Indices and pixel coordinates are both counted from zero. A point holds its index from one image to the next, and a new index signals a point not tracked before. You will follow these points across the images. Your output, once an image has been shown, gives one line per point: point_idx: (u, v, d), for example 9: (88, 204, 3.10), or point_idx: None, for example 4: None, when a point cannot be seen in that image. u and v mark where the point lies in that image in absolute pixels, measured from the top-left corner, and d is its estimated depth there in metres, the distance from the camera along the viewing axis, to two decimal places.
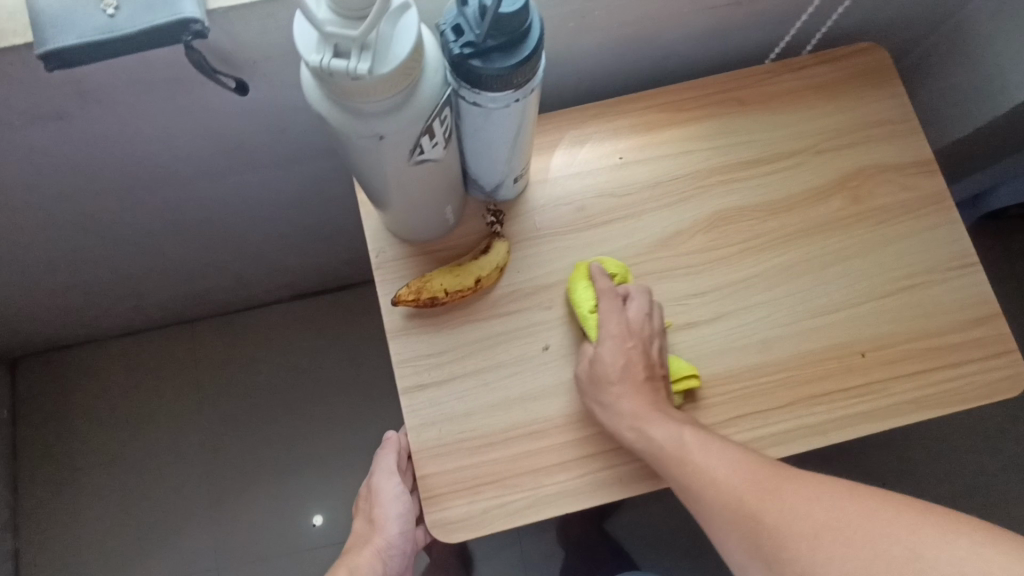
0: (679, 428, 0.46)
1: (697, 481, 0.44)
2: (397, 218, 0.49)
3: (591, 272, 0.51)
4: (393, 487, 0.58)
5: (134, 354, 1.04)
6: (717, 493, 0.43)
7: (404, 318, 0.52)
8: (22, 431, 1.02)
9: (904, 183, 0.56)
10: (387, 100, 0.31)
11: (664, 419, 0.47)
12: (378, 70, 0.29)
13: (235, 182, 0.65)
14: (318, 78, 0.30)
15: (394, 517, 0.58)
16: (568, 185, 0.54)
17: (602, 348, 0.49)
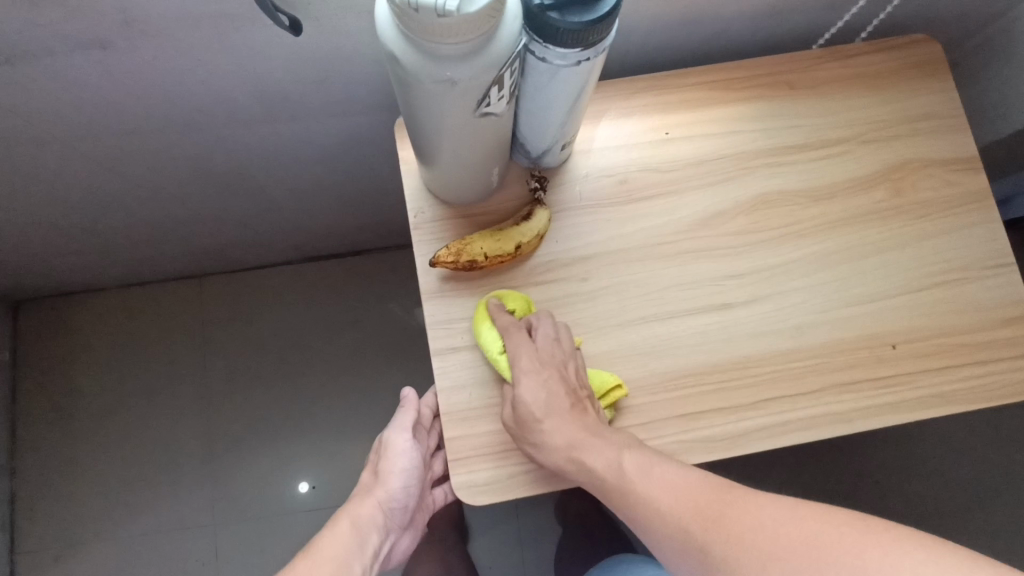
0: (616, 454, 0.44)
1: (641, 508, 0.41)
2: (442, 177, 0.49)
3: (492, 311, 0.49)
4: (406, 441, 0.58)
5: (142, 305, 1.03)
6: (665, 525, 0.40)
7: (440, 280, 0.51)
8: (25, 375, 1.01)
9: (948, 179, 0.56)
10: (467, 44, 0.30)
11: (601, 446, 0.45)
12: (466, 9, 0.28)
13: (266, 132, 0.63)
14: (401, 13, 0.29)
15: (397, 471, 0.58)
16: (612, 157, 0.54)
17: (522, 380, 0.47)
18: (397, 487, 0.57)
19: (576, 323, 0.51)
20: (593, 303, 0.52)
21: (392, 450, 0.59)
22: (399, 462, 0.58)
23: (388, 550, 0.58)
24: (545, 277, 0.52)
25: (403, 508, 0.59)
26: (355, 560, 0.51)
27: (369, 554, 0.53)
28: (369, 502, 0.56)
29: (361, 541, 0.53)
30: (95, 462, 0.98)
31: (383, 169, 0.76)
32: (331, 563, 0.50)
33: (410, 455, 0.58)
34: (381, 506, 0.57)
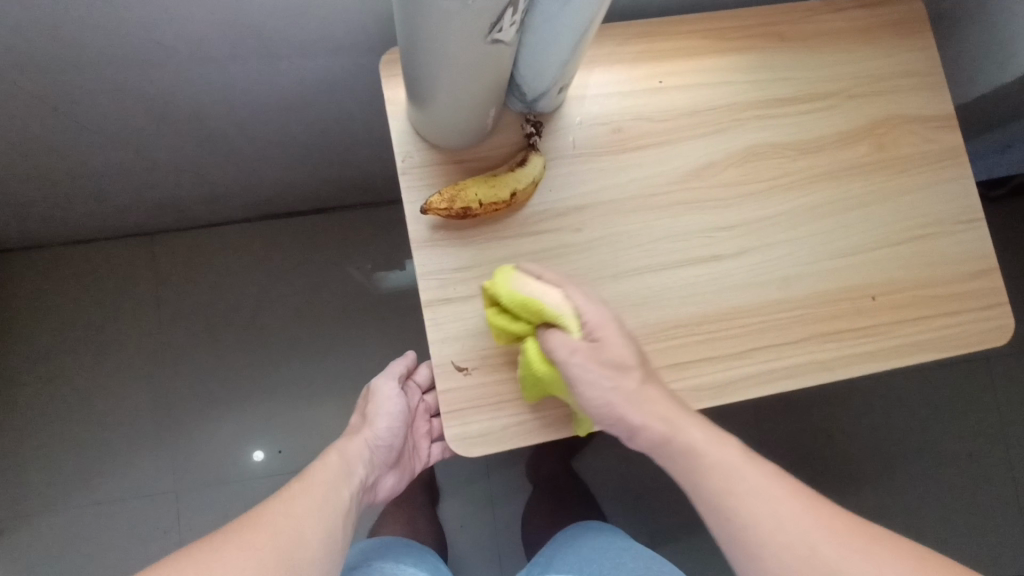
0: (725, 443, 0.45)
1: (749, 500, 0.42)
2: (434, 119, 0.46)
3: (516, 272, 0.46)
4: (393, 387, 0.58)
5: (88, 264, 0.96)
6: (771, 521, 0.41)
7: (431, 229, 0.49)
8: None
9: (926, 135, 0.57)
10: None
11: (698, 425, 0.46)
12: None
13: (234, 73, 0.59)
14: None
15: (383, 411, 0.57)
16: (607, 103, 0.53)
17: (591, 321, 0.45)
18: (383, 427, 0.56)
19: (571, 274, 0.50)
20: (588, 253, 0.51)
21: (380, 396, 0.58)
22: (387, 405, 0.57)
23: (372, 492, 0.56)
24: (540, 226, 0.50)
25: (389, 449, 0.57)
26: (343, 486, 0.50)
27: (356, 485, 0.51)
28: (354, 441, 0.55)
29: (348, 471, 0.51)
30: (42, 432, 0.92)
31: (358, 117, 0.72)
32: (320, 486, 0.48)
33: (398, 399, 0.57)
34: (367, 445, 0.55)
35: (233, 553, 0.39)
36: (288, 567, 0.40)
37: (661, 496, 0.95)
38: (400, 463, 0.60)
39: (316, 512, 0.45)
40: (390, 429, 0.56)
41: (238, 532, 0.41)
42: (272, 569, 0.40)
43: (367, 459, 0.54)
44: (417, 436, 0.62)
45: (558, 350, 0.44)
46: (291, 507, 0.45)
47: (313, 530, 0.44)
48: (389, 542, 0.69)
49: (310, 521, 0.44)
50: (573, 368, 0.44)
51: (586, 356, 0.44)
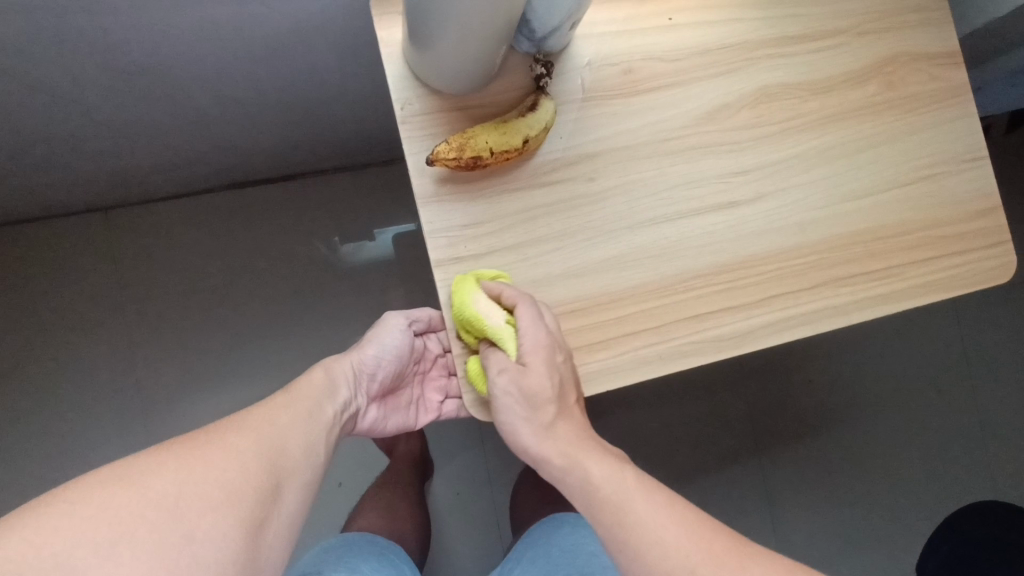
0: (616, 469, 0.42)
1: (640, 551, 0.38)
2: (438, 60, 0.42)
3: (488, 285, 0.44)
4: (400, 322, 0.53)
5: (36, 244, 0.88)
6: (665, 562, 0.37)
7: (436, 183, 0.45)
8: None
9: (933, 73, 0.56)
10: None
11: (598, 454, 0.43)
12: None
13: (200, 21, 0.52)
14: None
15: (381, 341, 0.52)
16: (615, 43, 0.49)
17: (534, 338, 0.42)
18: (375, 355, 0.52)
19: (587, 227, 0.48)
20: (605, 204, 0.48)
21: (386, 323, 0.53)
22: (386, 335, 0.52)
23: (354, 423, 0.51)
24: (552, 177, 0.47)
25: (377, 381, 0.52)
26: (326, 403, 0.46)
27: (339, 406, 0.47)
28: (345, 360, 0.50)
29: (333, 390, 0.47)
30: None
31: (335, 69, 0.66)
32: (305, 400, 0.44)
33: (401, 334, 0.53)
34: (354, 367, 0.50)
35: (215, 452, 0.36)
36: (269, 476, 0.37)
37: (655, 454, 0.95)
38: (386, 401, 0.55)
39: (297, 424, 0.42)
40: (384, 359, 0.52)
41: (218, 433, 0.38)
42: (255, 476, 0.36)
43: (353, 383, 0.50)
44: (419, 382, 0.57)
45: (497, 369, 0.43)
46: (273, 415, 0.41)
47: (294, 443, 0.41)
48: (351, 538, 0.65)
49: (294, 434, 0.41)
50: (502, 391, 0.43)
51: (509, 386, 0.43)
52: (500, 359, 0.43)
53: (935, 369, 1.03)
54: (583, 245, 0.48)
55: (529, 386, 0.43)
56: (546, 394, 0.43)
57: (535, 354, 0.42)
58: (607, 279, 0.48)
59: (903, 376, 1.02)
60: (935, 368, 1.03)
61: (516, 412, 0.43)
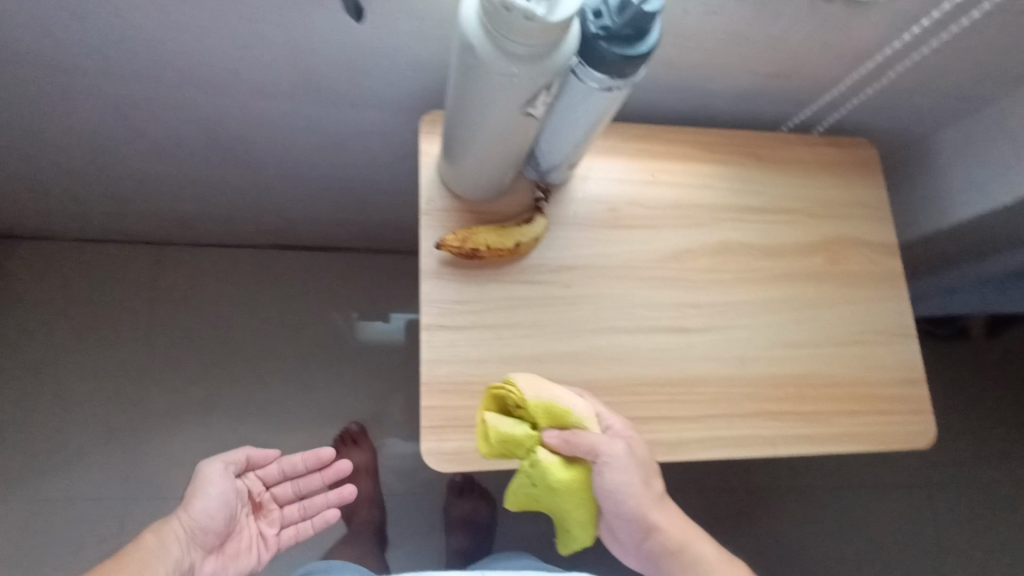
0: (712, 547, 0.53)
1: None
2: (460, 171, 0.54)
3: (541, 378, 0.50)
4: (220, 470, 0.59)
5: (92, 263, 1.01)
6: None
7: (439, 264, 0.56)
8: None
9: (871, 257, 0.67)
10: (537, 47, 0.38)
11: (696, 530, 0.53)
12: (550, 18, 0.36)
13: (288, 113, 0.68)
14: (494, 15, 0.37)
15: (204, 495, 0.58)
16: (604, 185, 0.62)
17: (611, 422, 0.51)
18: (201, 509, 0.57)
19: (556, 323, 0.57)
20: (574, 308, 0.58)
21: (202, 475, 0.59)
22: (207, 487, 0.58)
23: None
24: (534, 278, 0.58)
25: (210, 533, 0.58)
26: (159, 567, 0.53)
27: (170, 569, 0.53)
28: (164, 526, 0.55)
29: (161, 558, 0.53)
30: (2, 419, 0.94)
31: (384, 167, 0.81)
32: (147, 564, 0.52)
33: (221, 483, 0.59)
34: (183, 528, 0.56)
35: None
36: None
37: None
38: (224, 547, 0.60)
39: None
40: (214, 510, 0.58)
41: None
42: None
43: (182, 544, 0.55)
44: (252, 524, 0.64)
45: (603, 441, 0.48)
46: None
47: None
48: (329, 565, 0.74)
49: None
50: (620, 460, 0.48)
51: (623, 451, 0.49)
52: (600, 435, 0.48)
53: (899, 549, 1.03)
54: (549, 338, 0.56)
55: (642, 457, 0.50)
56: (652, 466, 0.51)
57: (624, 428, 0.51)
58: (565, 370, 0.56)
59: (868, 552, 1.02)
60: (899, 548, 1.03)
61: (640, 479, 0.49)
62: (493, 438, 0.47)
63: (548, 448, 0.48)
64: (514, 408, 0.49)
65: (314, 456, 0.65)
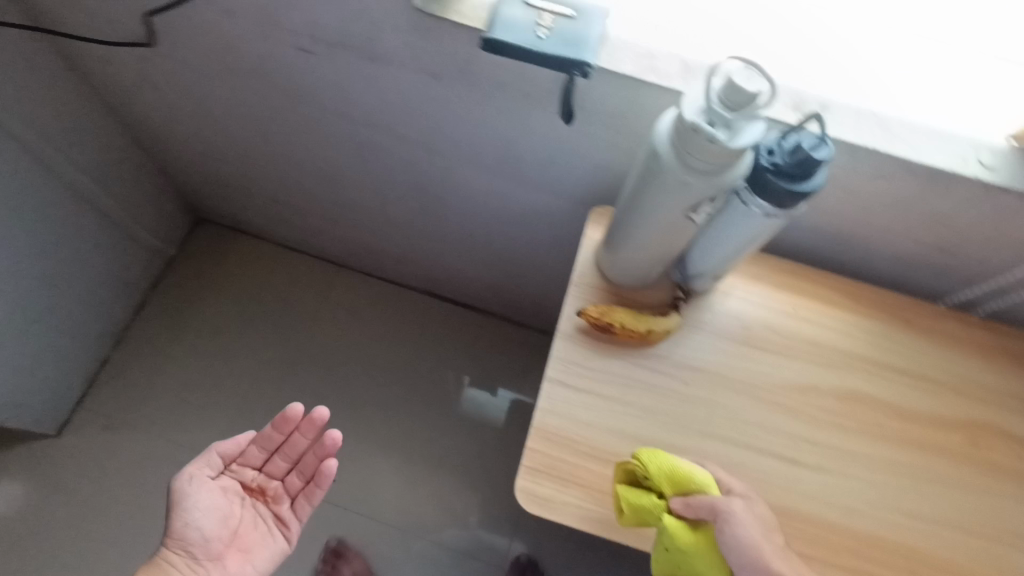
0: None
1: None
2: (615, 256, 0.63)
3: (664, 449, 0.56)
4: (198, 480, 0.75)
5: (295, 267, 1.32)
6: None
7: (575, 329, 0.63)
8: (186, 273, 1.31)
9: (1021, 454, 0.62)
10: (712, 166, 0.46)
11: None
12: (728, 145, 0.44)
13: (485, 180, 0.83)
14: (684, 133, 0.46)
15: (194, 507, 0.73)
16: (742, 304, 0.66)
17: (732, 486, 0.55)
18: (197, 521, 0.73)
19: (666, 412, 0.61)
20: (686, 404, 0.61)
21: (184, 488, 0.74)
22: (192, 498, 0.74)
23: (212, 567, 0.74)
24: (656, 366, 0.62)
25: (215, 532, 0.74)
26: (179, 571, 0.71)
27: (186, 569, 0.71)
28: (178, 549, 0.72)
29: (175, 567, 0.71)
30: (199, 362, 1.25)
31: (544, 244, 0.93)
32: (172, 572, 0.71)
33: (201, 492, 0.74)
34: (188, 537, 0.72)
35: None
36: None
37: None
38: (237, 538, 0.78)
39: None
40: (213, 514, 0.75)
41: None
42: None
43: (190, 549, 0.72)
44: (254, 511, 0.80)
45: (722, 501, 0.52)
46: None
47: None
48: None
49: None
50: (739, 512, 0.52)
51: (743, 508, 0.52)
52: (719, 495, 0.53)
53: None
54: (657, 423, 0.60)
55: (762, 514, 0.53)
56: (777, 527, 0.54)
57: (744, 490, 0.55)
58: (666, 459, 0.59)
59: None
60: None
61: (763, 529, 0.52)
62: (628, 510, 0.53)
63: (674, 512, 0.54)
64: (637, 475, 0.55)
65: (281, 418, 0.80)
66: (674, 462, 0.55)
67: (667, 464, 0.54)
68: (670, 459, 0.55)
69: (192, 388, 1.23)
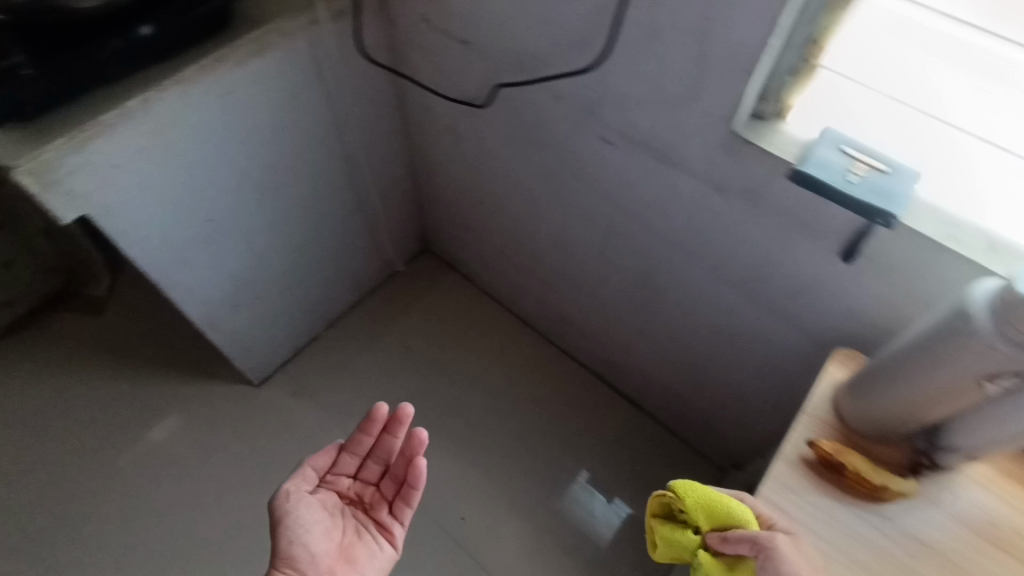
0: None
1: None
2: (862, 400, 0.62)
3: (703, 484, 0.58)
4: (300, 489, 0.83)
5: (493, 316, 1.47)
6: None
7: (799, 456, 0.63)
8: (401, 290, 1.51)
9: None
10: None
11: None
12: None
13: (718, 291, 0.88)
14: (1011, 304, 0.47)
15: (299, 518, 0.79)
16: (987, 496, 0.61)
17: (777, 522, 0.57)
18: (306, 538, 0.78)
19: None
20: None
21: (284, 504, 0.80)
22: (298, 507, 0.80)
23: None
24: (879, 526, 0.60)
25: (322, 545, 0.79)
26: None
27: None
28: (288, 567, 0.76)
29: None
30: (385, 368, 1.40)
31: (751, 368, 0.94)
32: None
33: (304, 497, 0.82)
34: (298, 552, 0.77)
35: None
36: None
37: None
38: (344, 553, 0.82)
39: None
40: (315, 527, 0.80)
41: None
42: None
43: (302, 562, 0.76)
44: (353, 521, 0.86)
45: (757, 536, 0.54)
46: None
47: None
48: None
49: None
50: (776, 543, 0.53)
51: (785, 542, 0.54)
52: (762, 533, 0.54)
53: None
54: None
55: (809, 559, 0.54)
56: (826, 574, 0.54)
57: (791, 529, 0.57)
58: None
59: None
60: None
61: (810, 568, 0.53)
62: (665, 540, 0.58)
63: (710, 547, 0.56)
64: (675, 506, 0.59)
65: (369, 420, 0.90)
66: (708, 496, 0.57)
67: (702, 502, 0.57)
68: (704, 492, 0.57)
69: (372, 389, 1.37)
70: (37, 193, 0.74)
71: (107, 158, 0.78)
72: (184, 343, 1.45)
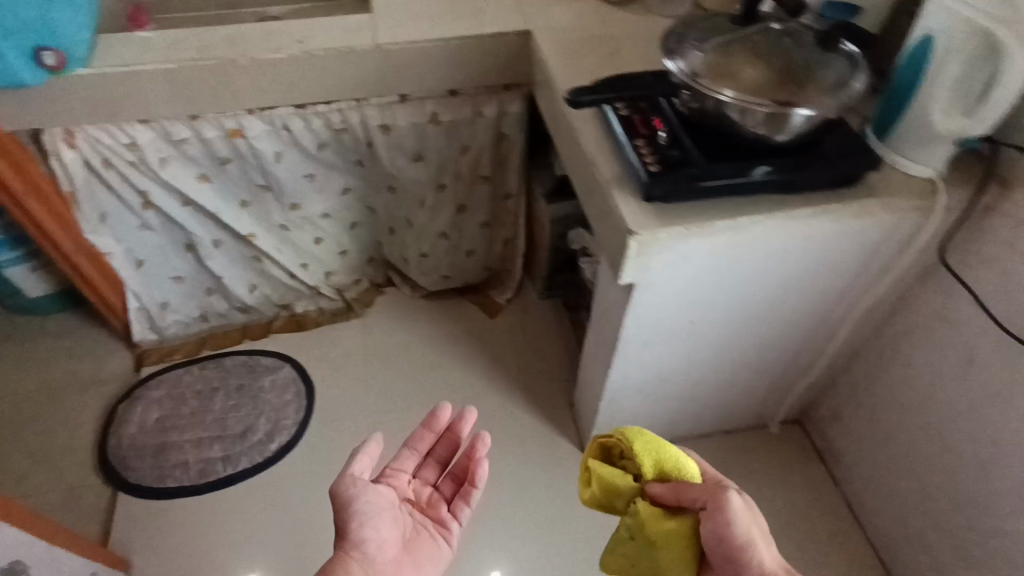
0: (748, 524, 0.72)
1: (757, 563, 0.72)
2: None
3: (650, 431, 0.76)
4: (365, 477, 0.86)
5: (846, 533, 1.28)
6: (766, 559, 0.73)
7: None
8: (756, 447, 1.40)
9: None
10: None
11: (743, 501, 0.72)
12: None
13: None
14: None
15: (365, 505, 0.84)
16: None
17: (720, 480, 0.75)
18: (371, 524, 0.84)
19: None
20: None
21: (352, 490, 0.83)
22: (371, 496, 0.85)
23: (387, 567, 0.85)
24: None
25: (389, 537, 0.86)
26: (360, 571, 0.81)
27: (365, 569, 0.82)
28: (355, 552, 0.82)
29: (365, 559, 0.82)
30: None
31: None
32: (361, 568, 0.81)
33: (371, 485, 0.86)
34: (370, 536, 0.83)
35: None
36: None
37: None
38: (408, 544, 0.91)
39: None
40: (383, 515, 0.87)
41: None
42: None
43: (371, 547, 0.83)
44: (410, 518, 0.94)
45: (716, 516, 0.70)
46: None
47: None
48: None
49: None
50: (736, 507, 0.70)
51: (735, 499, 0.71)
52: (715, 492, 0.71)
53: None
54: None
55: (739, 508, 0.71)
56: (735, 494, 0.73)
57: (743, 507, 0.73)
58: None
59: None
60: None
61: (755, 529, 0.73)
62: (610, 482, 0.75)
63: (654, 496, 0.74)
64: (623, 446, 0.77)
65: (433, 418, 0.97)
66: (653, 440, 0.75)
67: (636, 439, 0.75)
68: (651, 440, 0.75)
69: None
70: (627, 261, 0.82)
71: (683, 251, 0.83)
72: (547, 379, 1.59)
